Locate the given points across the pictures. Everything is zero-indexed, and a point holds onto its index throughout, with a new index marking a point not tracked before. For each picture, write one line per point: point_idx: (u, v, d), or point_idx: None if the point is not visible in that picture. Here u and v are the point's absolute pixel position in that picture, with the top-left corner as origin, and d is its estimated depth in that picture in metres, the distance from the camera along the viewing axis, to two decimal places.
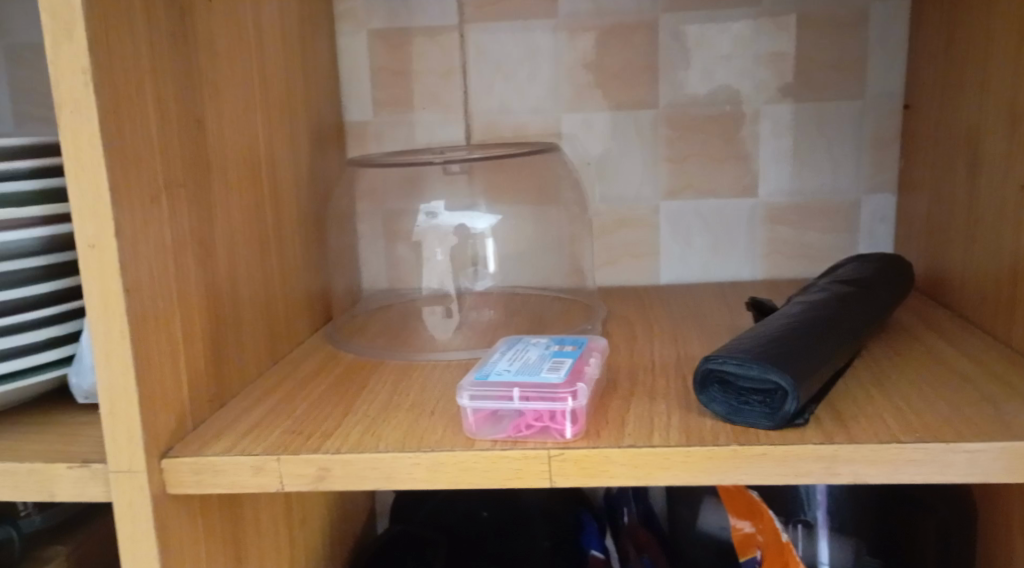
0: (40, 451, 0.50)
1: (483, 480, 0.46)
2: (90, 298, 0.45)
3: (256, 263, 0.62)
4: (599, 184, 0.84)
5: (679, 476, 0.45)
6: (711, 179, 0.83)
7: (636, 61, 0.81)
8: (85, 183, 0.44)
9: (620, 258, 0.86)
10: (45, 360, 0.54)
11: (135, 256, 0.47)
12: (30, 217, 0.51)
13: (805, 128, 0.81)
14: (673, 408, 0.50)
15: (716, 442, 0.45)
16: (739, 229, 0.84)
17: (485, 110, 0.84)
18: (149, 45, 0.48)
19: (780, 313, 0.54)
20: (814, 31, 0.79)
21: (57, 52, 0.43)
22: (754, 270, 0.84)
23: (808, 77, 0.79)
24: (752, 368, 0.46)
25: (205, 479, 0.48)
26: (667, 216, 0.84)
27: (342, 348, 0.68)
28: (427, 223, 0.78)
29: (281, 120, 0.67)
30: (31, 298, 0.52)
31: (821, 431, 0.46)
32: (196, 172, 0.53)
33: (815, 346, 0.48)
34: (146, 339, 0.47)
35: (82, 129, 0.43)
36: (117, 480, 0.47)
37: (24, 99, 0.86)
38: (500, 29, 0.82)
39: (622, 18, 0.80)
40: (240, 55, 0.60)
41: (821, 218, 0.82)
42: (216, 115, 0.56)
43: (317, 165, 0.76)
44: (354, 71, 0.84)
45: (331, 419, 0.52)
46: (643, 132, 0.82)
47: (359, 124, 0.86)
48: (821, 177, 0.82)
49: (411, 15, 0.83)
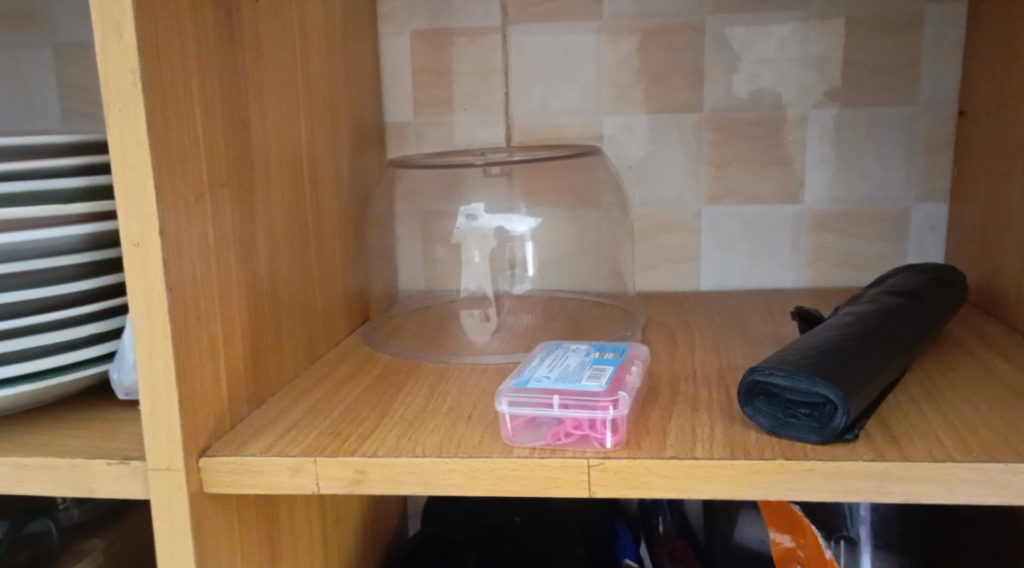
0: (81, 446, 0.50)
1: (521, 488, 0.46)
2: (134, 296, 0.45)
3: (296, 263, 0.62)
4: (640, 187, 0.83)
5: (723, 490, 0.44)
6: (755, 184, 0.81)
7: (681, 64, 0.80)
8: (131, 182, 0.44)
9: (659, 263, 0.84)
10: (88, 356, 0.54)
11: (179, 255, 0.47)
12: (76, 214, 0.51)
13: (853, 134, 0.79)
14: (716, 420, 0.49)
15: (761, 455, 0.44)
16: (784, 236, 0.82)
17: (526, 111, 0.83)
18: (196, 44, 0.48)
19: (828, 324, 0.52)
20: (865, 34, 0.77)
21: (106, 50, 0.43)
22: (798, 278, 0.83)
23: (858, 81, 0.78)
24: (800, 381, 0.44)
25: (243, 479, 0.48)
26: (709, 221, 0.83)
27: (380, 349, 0.68)
28: (467, 225, 0.78)
29: (323, 120, 0.67)
30: (75, 294, 0.53)
31: (872, 448, 0.44)
32: (239, 172, 0.54)
33: (866, 359, 0.47)
34: (188, 338, 0.48)
35: (129, 128, 0.44)
36: (156, 478, 0.47)
37: (71, 95, 0.87)
38: (543, 30, 0.81)
39: (667, 20, 0.79)
40: (285, 54, 0.60)
41: (868, 226, 0.80)
42: (260, 114, 0.57)
43: (357, 165, 0.76)
44: (394, 71, 0.84)
45: (367, 422, 0.52)
46: (687, 136, 0.81)
47: (399, 124, 0.85)
48: (869, 183, 0.80)
49: (453, 16, 0.82)
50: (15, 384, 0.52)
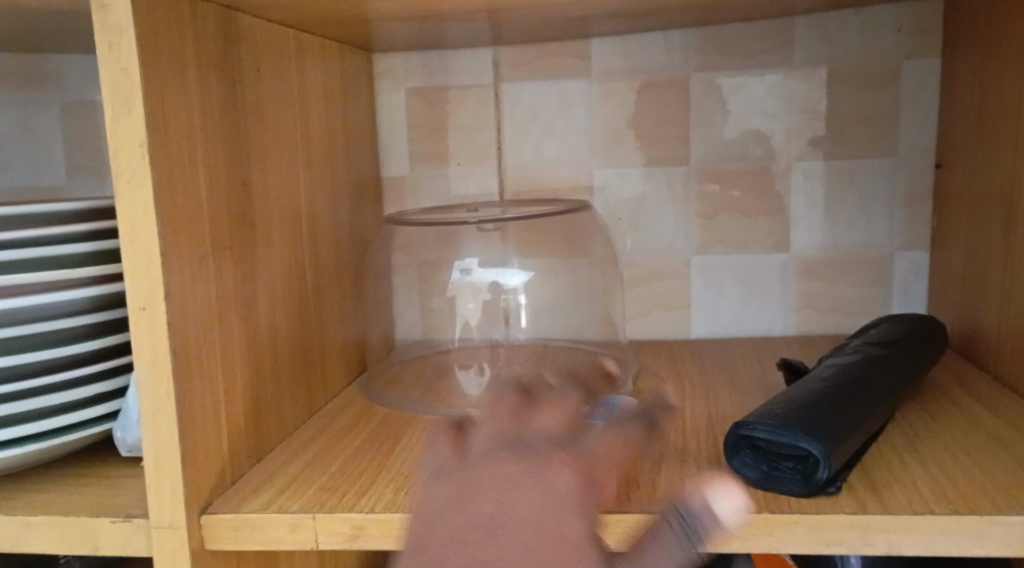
0: (85, 504, 0.51)
1: None
2: (139, 357, 0.47)
3: (296, 318, 0.64)
4: (631, 237, 0.85)
5: (710, 543, 0.45)
6: (743, 233, 0.83)
7: (669, 118, 0.82)
8: (139, 249, 0.46)
9: (651, 310, 0.86)
10: (93, 414, 0.56)
11: (182, 317, 0.48)
12: (84, 276, 0.53)
13: (837, 184, 0.81)
14: (705, 471, 0.50)
15: (747, 507, 0.45)
16: (771, 283, 0.84)
17: (520, 164, 0.86)
18: (202, 114, 0.51)
19: (811, 376, 0.54)
20: (846, 88, 0.79)
21: (116, 125, 0.45)
22: (786, 324, 0.85)
23: (841, 133, 0.80)
24: (783, 435, 0.45)
25: (243, 536, 0.49)
26: (698, 269, 0.85)
27: (377, 401, 0.69)
28: (461, 279, 0.80)
29: (322, 179, 0.70)
30: (80, 354, 0.54)
31: (854, 500, 0.45)
32: (240, 233, 0.55)
33: (847, 412, 0.48)
34: (191, 397, 0.49)
35: (139, 198, 0.45)
36: (159, 535, 0.48)
37: (77, 152, 0.89)
38: (535, 85, 0.84)
39: (655, 76, 0.82)
40: (286, 118, 0.63)
41: (853, 274, 0.82)
42: (261, 176, 0.59)
43: (354, 219, 0.78)
44: (392, 126, 0.87)
45: (364, 476, 0.53)
46: (676, 187, 0.83)
47: (396, 178, 0.88)
48: (853, 231, 0.82)
49: (448, 73, 0.85)
50: (22, 443, 0.53)
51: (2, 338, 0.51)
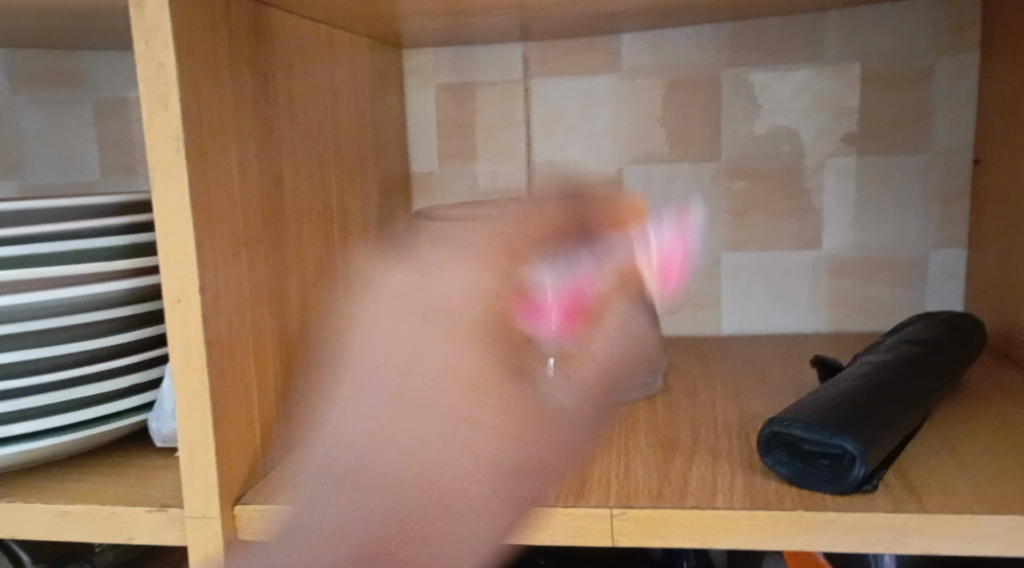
0: (121, 494, 0.52)
1: (544, 537, 0.47)
2: (173, 350, 0.47)
3: (326, 312, 0.64)
4: (659, 233, 0.85)
5: (744, 540, 0.45)
6: (774, 231, 0.83)
7: (698, 114, 0.82)
8: (174, 243, 0.46)
9: (679, 307, 0.86)
10: (129, 405, 0.56)
11: (216, 311, 0.49)
12: (120, 269, 0.54)
13: (869, 181, 0.80)
14: (736, 469, 0.50)
15: (781, 505, 0.45)
16: (803, 281, 0.83)
17: (548, 161, 0.86)
18: (235, 110, 0.51)
19: (845, 374, 0.53)
20: (879, 83, 0.78)
21: (152, 120, 0.45)
22: (817, 323, 0.84)
23: (874, 129, 0.79)
24: (818, 433, 0.45)
25: (275, 527, 0.50)
26: (727, 266, 0.84)
27: None
28: None
29: (352, 175, 0.70)
30: (117, 346, 0.55)
31: (891, 499, 0.45)
32: (272, 228, 0.56)
33: (883, 410, 0.48)
34: (225, 390, 0.50)
35: (174, 192, 0.46)
36: (193, 525, 0.49)
37: (110, 149, 0.91)
38: (564, 82, 0.84)
39: (684, 72, 0.81)
40: (317, 114, 0.63)
41: (886, 272, 0.81)
42: (293, 172, 0.59)
43: (383, 215, 0.78)
44: (420, 123, 0.87)
45: (394, 470, 0.54)
46: (705, 184, 0.83)
47: (424, 174, 0.88)
48: (886, 229, 0.81)
49: (476, 69, 0.85)
50: (59, 433, 0.54)
51: (41, 330, 0.52)
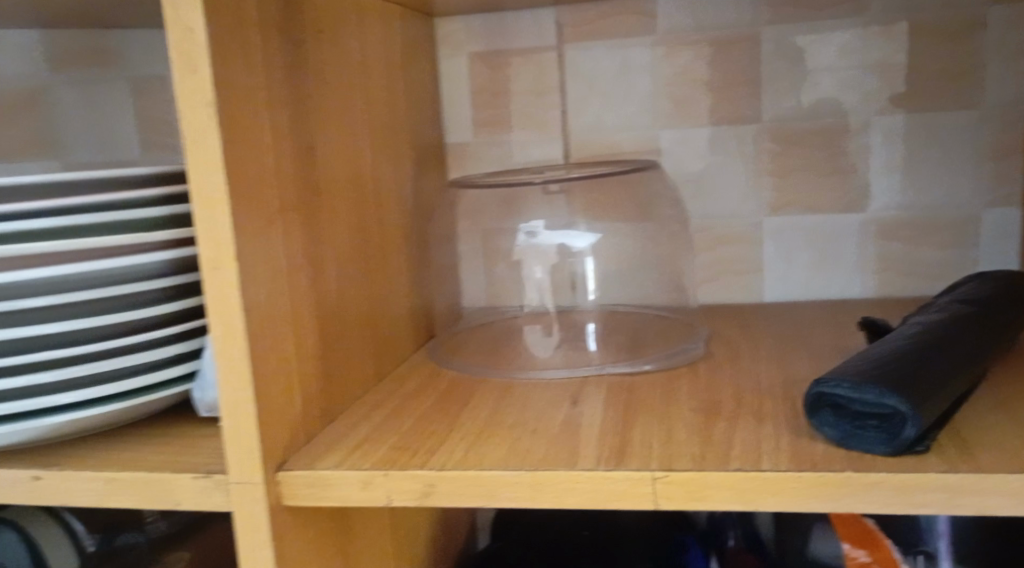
0: (166, 461, 0.53)
1: (585, 500, 0.46)
2: (213, 317, 0.48)
3: (364, 282, 0.64)
4: (698, 199, 0.83)
5: (790, 503, 0.44)
6: (817, 194, 0.81)
7: (737, 76, 0.80)
8: (210, 210, 0.46)
9: (721, 274, 0.84)
10: (172, 375, 0.57)
11: (253, 278, 0.49)
12: (159, 240, 0.55)
13: (917, 140, 0.77)
14: (782, 432, 0.49)
15: (828, 467, 0.44)
16: (849, 244, 0.81)
17: (583, 129, 0.84)
18: (266, 77, 0.51)
19: (894, 335, 0.52)
20: (927, 37, 0.75)
21: (184, 88, 0.45)
22: (865, 287, 0.81)
23: (922, 86, 0.76)
24: (866, 392, 0.44)
25: (318, 492, 0.50)
26: (770, 231, 0.82)
27: (444, 365, 0.69)
28: (528, 242, 0.77)
29: (386, 145, 0.70)
30: (158, 316, 0.56)
31: (944, 460, 0.43)
32: (307, 197, 0.56)
33: (934, 370, 0.46)
34: (264, 357, 0.50)
35: (207, 160, 0.46)
36: (237, 491, 0.49)
37: (149, 128, 0.92)
38: (598, 47, 0.82)
39: (722, 33, 0.79)
40: (349, 84, 0.63)
41: (936, 234, 0.79)
42: (326, 141, 0.59)
43: (418, 186, 0.78)
44: (454, 94, 0.86)
45: (434, 436, 0.54)
46: (745, 147, 0.81)
47: (460, 145, 0.87)
48: (937, 189, 0.78)
49: (510, 37, 0.84)
50: (105, 402, 0.55)
51: (84, 300, 0.53)
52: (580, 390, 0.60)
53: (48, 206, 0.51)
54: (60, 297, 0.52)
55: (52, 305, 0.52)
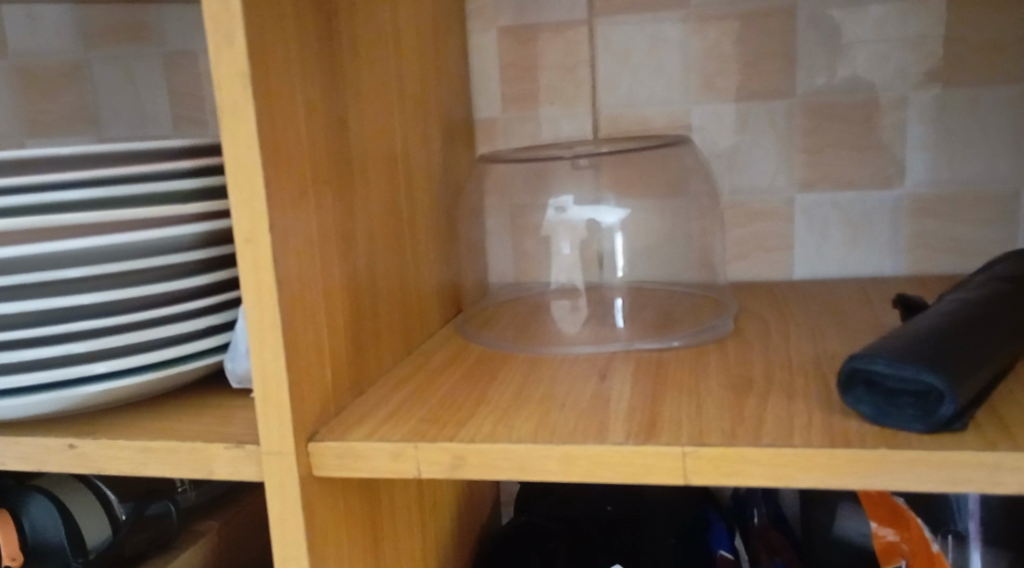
0: (198, 431, 0.53)
1: (615, 474, 0.46)
2: (246, 288, 0.48)
3: (394, 256, 0.64)
4: (729, 175, 0.82)
5: (823, 480, 0.44)
6: (851, 170, 0.79)
7: (772, 50, 0.78)
8: (243, 181, 0.47)
9: (751, 251, 0.83)
10: (205, 346, 0.58)
11: (285, 251, 0.49)
12: (192, 212, 0.55)
13: (956, 115, 0.76)
14: (814, 408, 0.48)
15: (863, 444, 0.43)
16: (882, 221, 0.80)
17: (613, 103, 0.83)
18: (299, 49, 0.51)
19: (931, 311, 0.51)
20: (968, 10, 0.74)
21: (219, 58, 0.45)
22: (897, 265, 0.80)
23: (961, 59, 0.75)
24: (903, 369, 0.43)
25: (348, 463, 0.50)
26: (802, 208, 0.81)
27: (473, 340, 0.69)
28: (557, 217, 0.79)
29: (416, 119, 0.69)
30: (192, 289, 0.56)
31: (982, 438, 0.43)
32: (338, 171, 0.56)
33: (973, 347, 0.45)
34: (296, 328, 0.50)
35: (242, 132, 0.46)
36: (269, 461, 0.50)
37: (177, 102, 0.92)
38: (630, 20, 0.81)
39: (757, 5, 0.78)
40: (381, 56, 0.63)
41: (973, 211, 0.78)
42: (358, 113, 0.59)
43: (447, 161, 0.77)
44: (483, 68, 0.86)
45: (465, 409, 0.54)
46: (778, 123, 0.80)
47: (488, 120, 0.87)
48: (975, 165, 0.76)
49: (540, 11, 0.83)
50: (139, 373, 0.55)
51: (120, 271, 0.53)
52: (609, 365, 0.60)
53: (84, 177, 0.52)
54: (96, 268, 0.52)
55: (88, 276, 0.53)
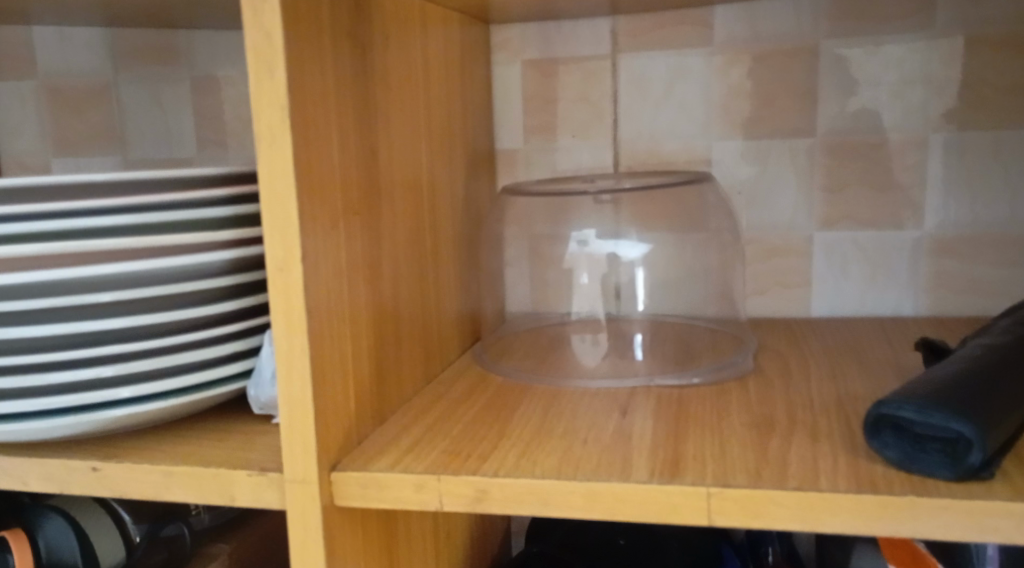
0: (221, 456, 0.54)
1: (640, 512, 0.46)
2: (276, 316, 0.48)
3: (417, 284, 0.65)
4: (748, 211, 0.83)
5: (850, 524, 0.43)
6: (871, 209, 0.80)
7: (794, 88, 0.79)
8: (278, 211, 0.47)
9: (769, 287, 0.84)
10: (229, 372, 0.58)
11: (316, 280, 0.50)
12: (222, 239, 0.56)
13: (976, 157, 0.76)
14: (839, 452, 0.48)
15: (891, 490, 0.43)
16: (901, 261, 0.80)
17: (634, 137, 0.84)
18: (335, 81, 0.52)
19: (957, 356, 0.51)
20: (988, 54, 0.74)
21: (259, 89, 0.46)
22: (916, 305, 0.80)
23: (981, 102, 0.75)
24: (931, 416, 0.43)
25: (371, 493, 0.50)
26: (821, 245, 0.81)
27: (493, 370, 0.69)
28: (579, 250, 0.79)
29: (442, 149, 0.70)
30: (218, 314, 0.57)
31: (1010, 487, 0.43)
32: (368, 200, 0.56)
33: (1001, 395, 0.45)
34: (324, 357, 0.50)
35: (278, 163, 0.47)
36: (293, 490, 0.50)
37: (204, 125, 0.92)
38: (651, 56, 0.82)
39: (780, 44, 0.79)
40: (410, 87, 0.63)
41: (992, 253, 0.78)
42: (387, 144, 0.59)
43: (470, 190, 0.78)
44: (506, 99, 0.87)
45: (486, 442, 0.54)
46: (799, 160, 0.80)
47: (509, 151, 0.88)
48: (994, 208, 0.77)
49: (563, 44, 0.84)
50: (165, 397, 0.56)
51: (151, 295, 0.54)
52: (630, 400, 0.60)
53: (119, 202, 0.52)
54: (127, 293, 0.53)
55: (119, 300, 0.53)
